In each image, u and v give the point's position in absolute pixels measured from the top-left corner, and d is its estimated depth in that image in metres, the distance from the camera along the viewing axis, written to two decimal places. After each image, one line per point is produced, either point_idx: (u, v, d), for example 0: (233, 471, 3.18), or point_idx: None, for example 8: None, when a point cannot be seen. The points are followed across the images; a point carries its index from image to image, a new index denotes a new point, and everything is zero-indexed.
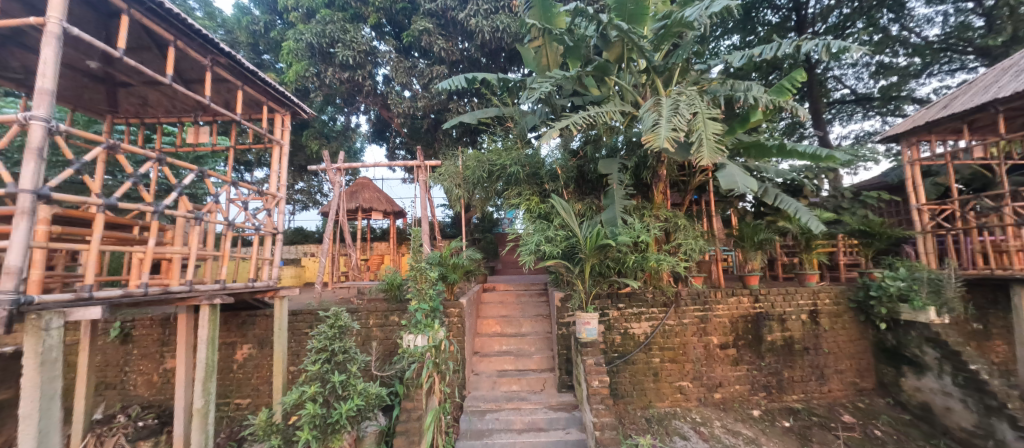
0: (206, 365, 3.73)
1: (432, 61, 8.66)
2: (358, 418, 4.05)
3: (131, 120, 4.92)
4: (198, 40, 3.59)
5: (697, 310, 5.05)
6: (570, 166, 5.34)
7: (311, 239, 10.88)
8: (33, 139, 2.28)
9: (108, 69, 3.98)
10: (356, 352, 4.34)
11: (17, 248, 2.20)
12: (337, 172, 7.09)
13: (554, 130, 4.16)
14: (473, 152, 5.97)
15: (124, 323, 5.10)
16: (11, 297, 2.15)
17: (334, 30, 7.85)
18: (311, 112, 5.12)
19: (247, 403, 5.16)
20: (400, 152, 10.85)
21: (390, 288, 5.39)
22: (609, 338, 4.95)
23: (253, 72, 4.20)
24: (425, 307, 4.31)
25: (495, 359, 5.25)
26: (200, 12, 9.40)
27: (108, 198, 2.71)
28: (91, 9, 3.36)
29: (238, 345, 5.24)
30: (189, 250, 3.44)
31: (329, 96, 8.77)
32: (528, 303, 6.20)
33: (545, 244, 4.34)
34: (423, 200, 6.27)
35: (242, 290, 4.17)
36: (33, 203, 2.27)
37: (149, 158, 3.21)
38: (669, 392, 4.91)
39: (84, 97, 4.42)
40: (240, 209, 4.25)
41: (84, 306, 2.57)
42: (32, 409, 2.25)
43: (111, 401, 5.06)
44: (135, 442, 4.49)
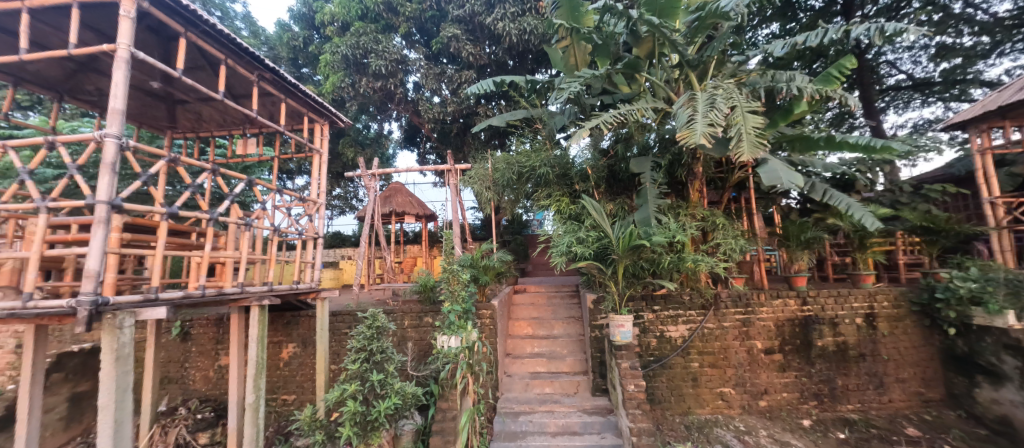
0: (256, 362, 3.96)
1: (461, 66, 8.81)
2: (396, 417, 4.16)
3: (188, 135, 5.32)
4: (247, 58, 3.84)
5: (739, 313, 4.81)
6: (601, 166, 5.26)
7: (348, 243, 11.33)
8: (107, 155, 2.51)
9: (169, 88, 4.33)
10: (393, 352, 4.47)
11: (96, 253, 2.43)
12: (371, 178, 7.34)
13: (584, 130, 4.10)
14: (502, 155, 6.00)
15: (183, 323, 5.51)
16: (90, 298, 2.39)
17: (368, 41, 8.15)
18: (347, 121, 5.34)
19: (292, 399, 5.43)
20: (431, 156, 11.09)
21: (423, 289, 5.52)
22: (645, 341, 4.83)
23: (295, 85, 4.44)
24: (458, 309, 4.36)
25: (528, 361, 5.25)
26: (246, 31, 10.04)
27: (170, 206, 2.94)
28: (154, 33, 3.68)
29: (284, 344, 5.52)
30: (240, 254, 3.67)
31: (363, 105, 9.11)
32: (559, 305, 6.16)
33: (577, 246, 4.30)
34: (454, 203, 6.38)
35: (287, 291, 4.40)
36: (108, 213, 2.51)
37: (204, 169, 3.45)
38: (709, 398, 4.71)
39: (148, 115, 4.84)
40: (284, 215, 4.48)
41: (152, 306, 2.81)
42: (109, 400, 2.49)
43: (173, 395, 5.48)
44: (195, 433, 4.84)
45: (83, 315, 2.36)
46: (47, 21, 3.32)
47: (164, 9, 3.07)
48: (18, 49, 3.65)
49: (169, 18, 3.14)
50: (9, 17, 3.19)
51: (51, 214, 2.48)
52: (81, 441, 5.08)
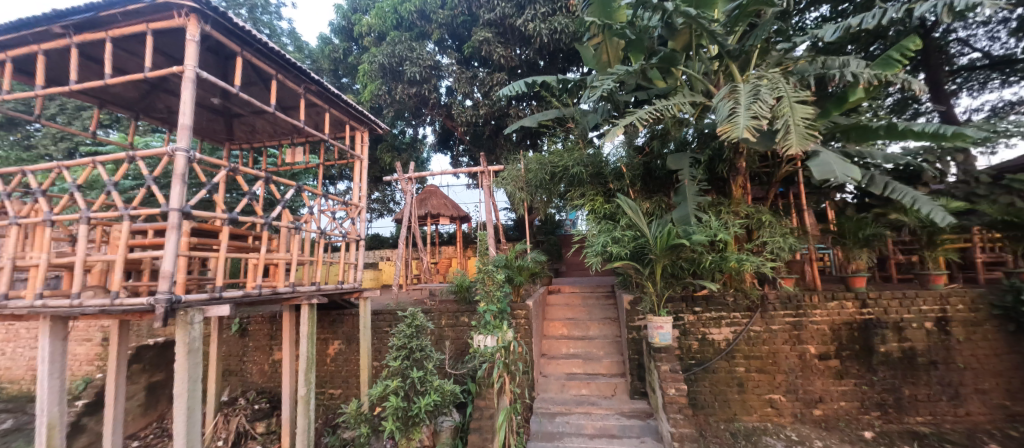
0: (307, 357, 4.21)
1: (492, 69, 8.91)
2: (435, 413, 4.28)
3: (243, 146, 5.74)
4: (295, 72, 4.09)
5: (789, 315, 4.54)
6: (636, 163, 5.14)
7: (387, 244, 11.75)
8: (179, 167, 2.77)
9: (227, 103, 4.70)
10: (431, 350, 4.60)
11: (170, 256, 2.70)
12: (408, 181, 7.58)
13: (618, 128, 4.02)
14: (534, 155, 6.01)
15: (241, 320, 5.95)
16: (166, 296, 2.65)
17: (402, 49, 8.42)
18: (386, 128, 5.55)
19: (339, 393, 5.72)
20: (464, 159, 11.29)
21: (459, 289, 5.63)
22: (685, 344, 4.67)
23: (337, 95, 4.68)
24: (493, 308, 4.41)
25: (564, 362, 5.23)
26: (291, 46, 10.68)
27: (230, 213, 3.20)
28: (214, 54, 4.02)
29: (330, 341, 5.83)
30: (292, 256, 3.92)
31: (399, 111, 9.43)
32: (595, 306, 6.09)
33: (612, 245, 4.22)
34: (488, 205, 6.46)
35: (333, 291, 4.64)
36: (180, 220, 2.77)
37: (259, 177, 3.72)
38: (757, 405, 4.48)
39: (210, 128, 5.28)
40: (328, 218, 4.73)
41: (216, 304, 3.07)
42: (183, 389, 2.74)
43: (234, 386, 5.92)
44: (253, 422, 5.21)
45: (160, 312, 2.62)
46: (126, 48, 3.71)
47: (223, 31, 3.35)
48: (102, 74, 4.08)
49: (227, 38, 3.42)
50: (96, 46, 3.59)
51: (133, 221, 2.76)
52: (157, 426, 5.61)
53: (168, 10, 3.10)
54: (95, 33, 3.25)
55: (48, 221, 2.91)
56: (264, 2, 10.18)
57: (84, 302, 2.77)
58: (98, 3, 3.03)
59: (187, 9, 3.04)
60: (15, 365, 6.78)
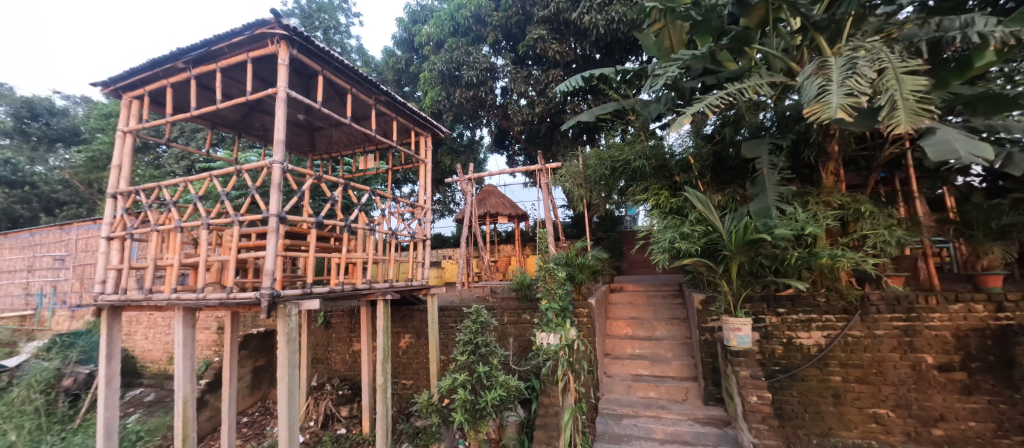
0: (383, 349, 4.53)
1: (547, 66, 8.85)
2: (501, 408, 4.39)
3: (323, 156, 6.32)
4: (367, 86, 4.43)
5: (897, 319, 3.96)
6: (705, 153, 4.80)
7: (449, 243, 12.22)
8: (276, 177, 3.15)
9: (311, 118, 5.22)
10: (496, 346, 4.71)
11: (271, 256, 3.10)
12: (468, 182, 7.82)
13: (685, 117, 3.76)
14: (592, 151, 5.88)
15: (325, 313, 6.58)
16: (269, 291, 3.03)
17: (459, 55, 8.71)
18: (447, 132, 5.76)
19: (411, 384, 6.08)
20: (520, 158, 11.39)
21: (520, 287, 5.67)
22: (768, 348, 4.29)
23: (404, 104, 4.97)
24: (555, 306, 4.39)
25: (629, 363, 5.06)
26: (359, 61, 11.54)
27: (317, 217, 3.56)
28: (299, 74, 4.49)
29: (401, 335, 6.21)
30: (368, 255, 4.26)
31: (458, 115, 9.76)
32: (661, 305, 5.81)
33: (681, 241, 3.98)
34: (545, 202, 6.44)
35: (404, 288, 4.96)
36: (278, 223, 3.16)
37: (339, 183, 4.09)
38: (857, 420, 3.97)
39: (296, 142, 5.89)
40: (397, 220, 5.03)
41: (308, 298, 3.43)
42: (284, 373, 3.12)
43: (321, 373, 6.54)
44: (339, 406, 5.74)
45: (265, 304, 3.01)
46: (232, 76, 4.28)
47: (307, 53, 3.74)
48: (213, 101, 4.74)
49: (310, 59, 3.81)
50: (209, 77, 4.19)
51: (242, 226, 3.19)
52: (261, 404, 6.41)
53: (263, 39, 3.53)
54: (209, 65, 3.79)
55: (179, 228, 3.47)
56: (336, 24, 11.12)
57: (207, 296, 3.26)
58: (211, 39, 3.55)
59: (278, 37, 3.45)
60: (155, 348, 8.14)
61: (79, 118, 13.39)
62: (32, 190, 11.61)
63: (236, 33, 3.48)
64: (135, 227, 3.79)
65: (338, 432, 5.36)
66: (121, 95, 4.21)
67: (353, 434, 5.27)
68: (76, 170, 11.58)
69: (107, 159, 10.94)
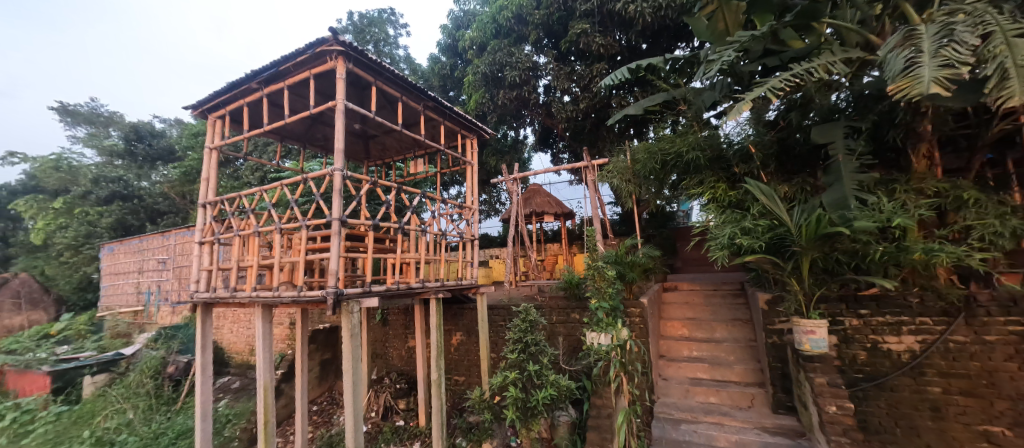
0: (437, 345, 4.69)
1: (591, 60, 8.67)
2: (552, 407, 4.37)
3: (377, 163, 6.67)
4: (416, 93, 4.60)
5: (1013, 323, 3.38)
6: (769, 140, 4.43)
7: (496, 243, 12.36)
8: (336, 184, 3.40)
9: (365, 127, 5.54)
10: (545, 345, 4.70)
11: (334, 257, 3.36)
12: (513, 182, 7.85)
13: (744, 103, 3.50)
14: (641, 145, 5.67)
15: (382, 311, 6.94)
16: (333, 288, 3.29)
17: (503, 56, 8.78)
18: (492, 133, 5.82)
19: (463, 380, 6.22)
20: (565, 155, 11.30)
21: (569, 286, 5.59)
22: (849, 354, 3.90)
23: (450, 108, 5.09)
24: (606, 306, 4.28)
25: (686, 365, 4.82)
26: (407, 70, 12.03)
27: (373, 219, 3.77)
28: (355, 86, 4.77)
29: (453, 332, 6.39)
30: (420, 256, 4.42)
31: (502, 116, 9.86)
32: (721, 306, 5.46)
33: (742, 237, 3.72)
34: (592, 200, 6.31)
35: (454, 287, 5.10)
36: (340, 227, 3.43)
37: (393, 188, 4.31)
38: (962, 437, 3.48)
39: (353, 150, 6.27)
40: (447, 221, 5.18)
41: (369, 296, 3.65)
42: (349, 366, 3.36)
43: (380, 367, 6.88)
44: (397, 399, 6.03)
45: (330, 302, 3.27)
46: (298, 92, 4.66)
47: (361, 66, 3.97)
48: (281, 116, 5.17)
49: (364, 72, 4.04)
50: (278, 95, 4.58)
51: (309, 230, 3.48)
52: (328, 395, 6.90)
53: (323, 56, 3.80)
54: (278, 84, 4.15)
55: (257, 233, 3.84)
56: (385, 36, 11.68)
57: (281, 294, 3.57)
58: (279, 60, 3.89)
59: (336, 53, 3.70)
60: (238, 340, 9.05)
61: (173, 138, 15.23)
62: (140, 202, 13.40)
63: (300, 53, 3.79)
64: (221, 233, 4.25)
65: (397, 423, 5.63)
66: (206, 116, 4.72)
67: (410, 426, 5.52)
68: (173, 184, 13.19)
69: (196, 173, 12.34)
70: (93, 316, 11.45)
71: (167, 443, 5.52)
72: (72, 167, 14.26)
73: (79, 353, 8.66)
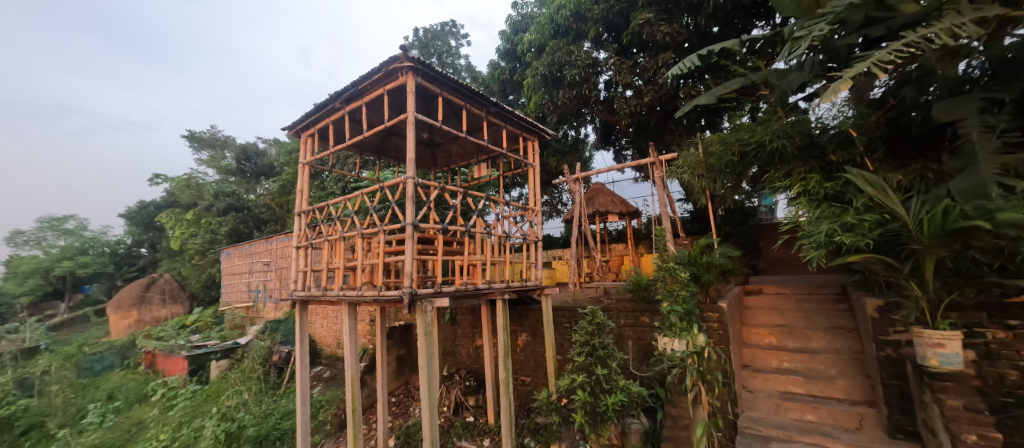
0: (504, 345, 4.77)
1: (655, 51, 8.25)
2: (623, 414, 4.23)
3: (443, 169, 6.99)
4: (478, 99, 4.74)
5: None
6: (874, 123, 3.82)
7: (558, 244, 12.26)
8: (409, 192, 3.65)
9: (433, 135, 5.83)
10: (614, 349, 4.57)
11: (409, 260, 3.61)
12: (575, 182, 7.73)
13: (842, 82, 3.08)
14: (715, 136, 5.26)
15: (451, 311, 7.23)
16: (409, 289, 3.54)
17: (562, 56, 8.71)
18: (553, 133, 5.79)
19: (529, 381, 6.26)
20: (629, 152, 10.89)
21: (637, 288, 5.30)
22: (993, 373, 2.99)
23: (512, 112, 5.17)
24: (678, 310, 4.05)
25: (776, 377, 4.36)
26: (468, 78, 12.47)
27: (443, 223, 3.97)
28: (422, 98, 5.04)
29: (518, 333, 6.45)
30: (486, 258, 4.55)
31: (562, 115, 9.77)
32: (817, 312, 4.85)
33: (843, 234, 3.30)
34: (660, 197, 6.03)
35: (519, 288, 5.16)
36: (413, 231, 3.69)
37: (459, 193, 4.50)
38: None
39: (421, 158, 6.63)
40: (510, 223, 5.26)
41: (440, 296, 3.87)
42: (424, 361, 3.61)
43: (450, 364, 7.17)
44: (467, 395, 6.25)
45: (407, 300, 3.52)
46: (374, 108, 5.05)
47: (429, 78, 4.19)
48: (360, 131, 5.65)
49: (431, 84, 4.26)
50: (357, 111, 5.01)
51: (387, 235, 3.78)
52: (404, 388, 7.37)
53: (395, 73, 4.09)
54: (357, 101, 4.55)
55: (343, 237, 4.27)
56: (448, 48, 12.22)
57: (364, 293, 3.90)
58: (358, 79, 4.26)
59: (407, 68, 3.97)
60: (327, 334, 10.05)
61: (273, 156, 17.40)
62: (249, 212, 15.50)
63: (375, 71, 4.12)
64: (313, 238, 4.76)
65: (467, 419, 5.84)
66: (299, 135, 5.32)
67: (480, 423, 5.69)
68: (273, 196, 15.05)
69: (291, 186, 13.96)
70: (217, 310, 13.48)
71: (275, 423, 6.31)
72: (199, 184, 16.94)
73: (208, 341, 10.26)
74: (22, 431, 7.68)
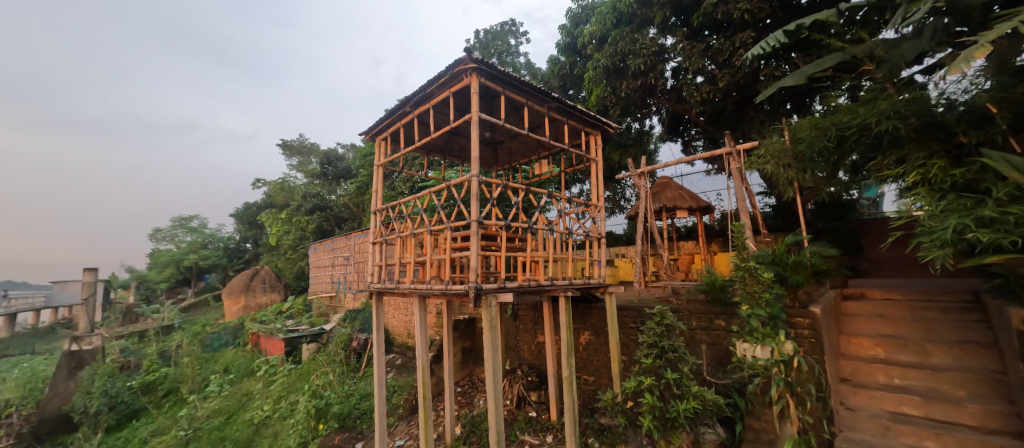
0: (567, 342, 4.72)
1: (731, 31, 7.57)
2: (696, 422, 3.99)
3: (505, 167, 7.10)
4: (540, 96, 4.73)
5: None
6: (1020, 95, 3.06)
7: (621, 241, 11.84)
8: (474, 189, 3.75)
9: (495, 134, 5.95)
10: (686, 352, 4.33)
11: (475, 256, 3.73)
12: (640, 176, 7.38)
13: (977, 50, 2.67)
14: (805, 120, 4.71)
15: (513, 307, 7.33)
16: (474, 284, 3.65)
17: (625, 45, 8.33)
18: (616, 126, 5.58)
19: (593, 380, 6.15)
20: (700, 142, 10.16)
21: (710, 289, 4.87)
22: None
23: (574, 107, 5.08)
24: (761, 314, 3.73)
25: (884, 395, 3.80)
26: (528, 76, 12.51)
27: (506, 220, 4.03)
28: (485, 97, 5.15)
29: (581, 331, 6.35)
30: (548, 255, 4.54)
31: (625, 107, 9.39)
32: (940, 323, 4.13)
33: (979, 231, 2.77)
34: (737, 191, 5.54)
35: (582, 286, 5.06)
36: (478, 228, 3.80)
37: (521, 189, 4.53)
38: None
39: (484, 157, 6.80)
40: (573, 219, 5.18)
41: (504, 291, 3.94)
42: (491, 354, 3.75)
43: (512, 359, 7.28)
44: (530, 390, 6.30)
45: (472, 295, 3.64)
46: (440, 110, 5.27)
47: (492, 78, 4.27)
48: (427, 132, 5.93)
49: (494, 83, 4.33)
50: (425, 115, 5.27)
51: (453, 231, 3.93)
52: (469, 379, 7.65)
53: (460, 75, 4.23)
54: (425, 104, 4.78)
55: (414, 234, 4.53)
56: (507, 47, 12.35)
57: (432, 286, 4.10)
58: (425, 83, 4.48)
59: (471, 70, 4.08)
60: (399, 324, 10.76)
61: (350, 160, 18.98)
62: (331, 212, 17.08)
63: (442, 75, 4.29)
64: (387, 235, 5.09)
65: (530, 414, 5.90)
66: (374, 139, 5.71)
67: (542, 419, 5.71)
68: (351, 196, 16.40)
69: (366, 187, 15.12)
70: (306, 299, 15.11)
71: (356, 403, 6.93)
72: (290, 187, 19.04)
73: (299, 326, 11.53)
74: (164, 394, 9.30)
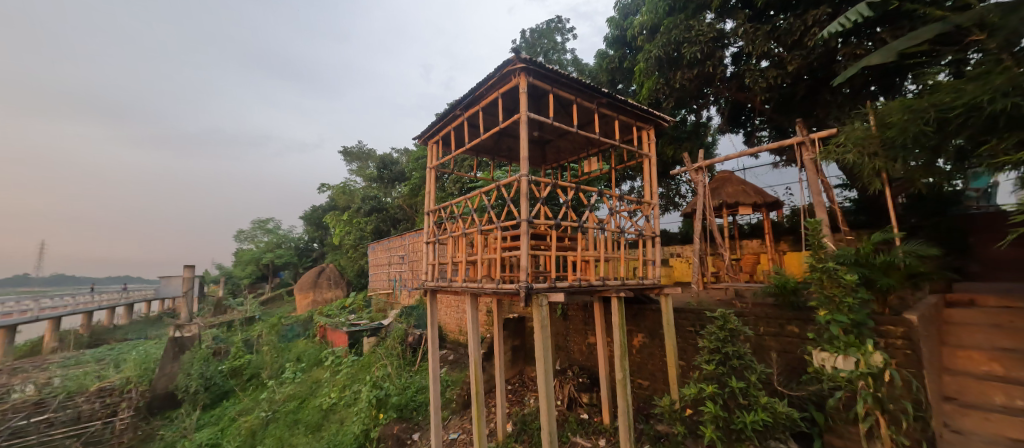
0: (620, 344, 4.56)
1: (801, 8, 6.89)
2: (766, 435, 3.68)
3: (552, 166, 7.05)
4: (589, 92, 4.61)
5: None
6: None
7: (676, 240, 11.25)
8: (524, 189, 3.75)
9: (543, 133, 5.92)
10: (753, 359, 4.02)
11: (525, 255, 3.73)
12: (697, 171, 6.96)
13: None
14: (894, 103, 4.14)
15: (563, 307, 7.23)
16: (526, 284, 3.66)
17: (680, 33, 7.90)
18: (671, 119, 5.30)
19: (648, 385, 5.91)
20: (764, 132, 9.41)
21: (780, 292, 4.47)
22: None
23: (624, 101, 4.90)
24: (843, 320, 3.37)
25: (1001, 419, 3.26)
26: (575, 72, 12.30)
27: (556, 219, 3.97)
28: (533, 97, 5.14)
29: (634, 333, 6.12)
30: (599, 254, 4.42)
31: (680, 99, 8.90)
32: None
33: None
34: (811, 183, 5.05)
35: (636, 286, 4.88)
36: (528, 227, 3.79)
37: (571, 187, 4.45)
38: None
39: (532, 156, 6.81)
40: (625, 217, 5.00)
41: (555, 291, 3.90)
42: (542, 353, 3.74)
43: (562, 359, 7.21)
44: (580, 392, 6.18)
45: (523, 294, 3.64)
46: (489, 112, 5.34)
47: (541, 77, 4.24)
48: (476, 134, 6.04)
49: (543, 82, 4.30)
50: (474, 117, 5.38)
51: (503, 231, 3.95)
52: (519, 378, 7.68)
53: (509, 76, 4.25)
54: (474, 107, 4.87)
55: (465, 234, 4.63)
56: (554, 45, 12.23)
57: (484, 286, 4.15)
58: (474, 86, 4.57)
59: (519, 70, 4.08)
60: (451, 322, 11.09)
61: (404, 164, 19.90)
62: (387, 213, 18.00)
63: (491, 76, 4.34)
64: (439, 235, 5.24)
65: (581, 416, 5.81)
66: (427, 143, 5.92)
67: (595, 421, 5.60)
68: (404, 198, 17.18)
69: (418, 189, 15.76)
70: (366, 295, 16.07)
71: (412, 395, 7.26)
72: (351, 190, 20.32)
73: (360, 321, 12.29)
74: (248, 378, 10.38)
